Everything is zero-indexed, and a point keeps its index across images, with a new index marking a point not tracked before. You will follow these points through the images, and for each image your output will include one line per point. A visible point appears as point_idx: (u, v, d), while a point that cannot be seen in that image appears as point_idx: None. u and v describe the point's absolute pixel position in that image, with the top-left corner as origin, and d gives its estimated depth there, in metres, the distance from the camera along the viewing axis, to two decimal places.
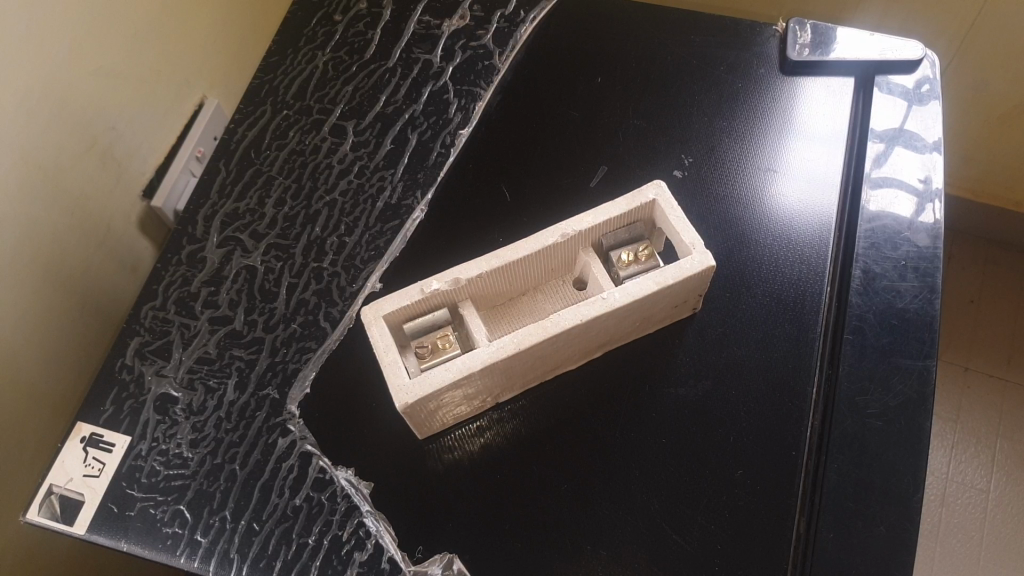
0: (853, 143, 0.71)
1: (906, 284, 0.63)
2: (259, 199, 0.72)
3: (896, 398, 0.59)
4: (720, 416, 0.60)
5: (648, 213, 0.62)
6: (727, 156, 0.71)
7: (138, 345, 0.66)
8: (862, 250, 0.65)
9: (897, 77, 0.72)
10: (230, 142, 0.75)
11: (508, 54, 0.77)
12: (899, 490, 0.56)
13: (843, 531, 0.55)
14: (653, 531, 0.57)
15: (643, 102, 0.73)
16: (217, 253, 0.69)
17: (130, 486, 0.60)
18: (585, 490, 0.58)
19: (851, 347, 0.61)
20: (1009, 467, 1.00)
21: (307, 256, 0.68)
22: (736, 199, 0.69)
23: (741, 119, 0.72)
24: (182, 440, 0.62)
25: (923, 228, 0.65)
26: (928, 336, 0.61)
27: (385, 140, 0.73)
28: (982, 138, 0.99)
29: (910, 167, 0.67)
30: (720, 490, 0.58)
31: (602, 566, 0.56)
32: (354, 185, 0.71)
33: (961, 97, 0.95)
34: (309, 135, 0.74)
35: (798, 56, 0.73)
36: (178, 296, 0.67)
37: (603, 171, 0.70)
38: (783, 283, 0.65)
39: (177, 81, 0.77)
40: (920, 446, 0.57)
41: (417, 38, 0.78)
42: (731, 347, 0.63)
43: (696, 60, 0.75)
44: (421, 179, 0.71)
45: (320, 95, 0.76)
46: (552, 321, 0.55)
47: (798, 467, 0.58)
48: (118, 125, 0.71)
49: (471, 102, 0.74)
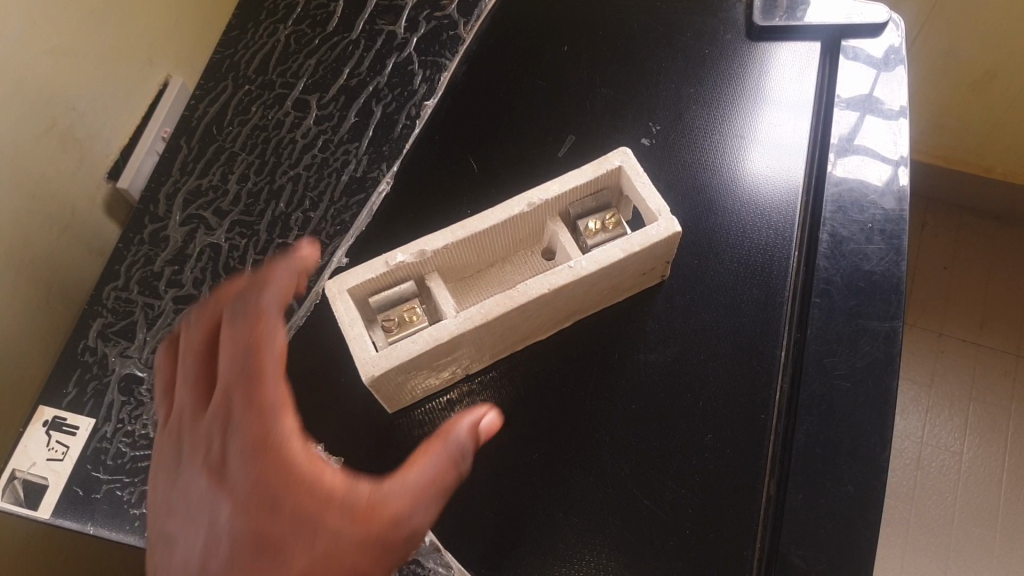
0: (820, 109, 0.71)
1: (872, 246, 0.63)
2: (222, 175, 0.70)
3: (862, 358, 0.59)
4: (689, 381, 0.61)
5: (614, 180, 0.61)
6: (694, 125, 0.70)
7: (101, 326, 0.64)
8: (829, 214, 0.65)
9: (863, 43, 0.71)
10: (192, 118, 0.73)
11: (474, 23, 0.75)
12: (866, 449, 0.56)
13: (813, 490, 0.55)
14: (624, 497, 0.57)
15: (611, 71, 0.73)
16: (180, 232, 0.68)
17: (95, 469, 0.59)
18: (556, 459, 0.58)
19: (818, 310, 0.61)
20: (982, 429, 1.02)
21: (271, 233, 0.67)
22: (704, 167, 0.68)
23: (708, 85, 0.72)
24: (148, 421, 0.61)
25: (890, 192, 0.65)
26: (894, 299, 0.61)
27: (349, 113, 0.72)
28: (950, 104, 0.99)
29: (878, 132, 0.67)
30: (690, 455, 0.58)
31: (573, 533, 0.56)
32: (318, 160, 0.70)
33: (931, 63, 0.95)
34: (271, 110, 0.73)
35: (765, 21, 0.73)
36: (141, 276, 0.66)
37: (570, 141, 0.69)
38: (752, 247, 0.65)
39: (139, 57, 0.75)
40: (887, 405, 0.57)
41: (381, 9, 0.77)
42: (699, 313, 0.63)
43: (664, 27, 0.75)
44: (386, 151, 0.70)
45: (283, 69, 0.75)
46: (519, 290, 0.54)
47: (767, 429, 0.59)
48: (79, 106, 0.69)
49: (436, 73, 0.73)
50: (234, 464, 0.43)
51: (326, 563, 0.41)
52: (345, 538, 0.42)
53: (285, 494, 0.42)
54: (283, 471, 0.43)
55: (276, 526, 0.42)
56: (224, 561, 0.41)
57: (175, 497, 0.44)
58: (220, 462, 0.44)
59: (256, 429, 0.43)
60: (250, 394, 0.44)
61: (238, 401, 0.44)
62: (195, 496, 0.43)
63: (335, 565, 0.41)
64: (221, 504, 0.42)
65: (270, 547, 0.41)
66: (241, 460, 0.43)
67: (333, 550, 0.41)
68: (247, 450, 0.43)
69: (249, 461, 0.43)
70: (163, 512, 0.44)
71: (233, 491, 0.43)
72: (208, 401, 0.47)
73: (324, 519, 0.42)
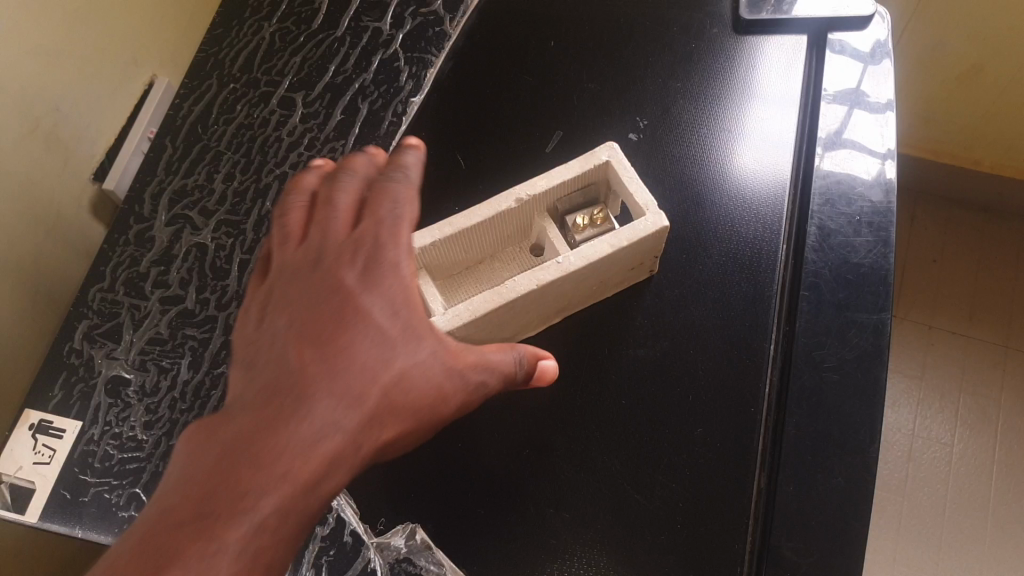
0: (807, 103, 0.71)
1: (860, 239, 0.63)
2: (207, 174, 0.70)
3: (851, 351, 0.59)
4: (679, 375, 0.61)
5: (602, 175, 0.60)
6: (707, 93, 0.71)
7: (87, 328, 0.64)
8: (817, 207, 0.65)
9: (850, 36, 0.71)
10: (177, 117, 0.73)
11: (460, 19, 0.75)
12: (856, 441, 0.56)
13: (803, 483, 0.56)
14: (615, 492, 0.57)
15: (598, 66, 0.72)
16: (166, 232, 0.67)
17: (83, 472, 0.59)
18: (547, 455, 0.58)
19: (807, 303, 0.61)
20: (973, 420, 1.02)
21: (258, 231, 0.67)
22: (707, 141, 0.69)
23: (695, 80, 0.72)
24: (135, 422, 0.60)
25: (877, 184, 0.65)
26: (882, 291, 0.61)
27: (335, 110, 0.72)
28: (937, 96, 0.99)
29: (865, 125, 0.67)
30: (681, 450, 0.58)
31: (564, 529, 0.56)
32: (304, 158, 0.70)
33: (918, 56, 0.95)
34: (257, 109, 0.72)
35: (751, 15, 0.73)
36: (127, 277, 0.66)
37: (558, 137, 0.69)
38: (762, 206, 0.66)
39: (123, 56, 0.74)
40: (876, 397, 0.58)
41: (366, 5, 0.76)
42: (689, 307, 0.63)
43: (651, 21, 0.75)
44: (372, 149, 0.70)
45: (268, 67, 0.74)
46: (508, 286, 0.54)
47: (757, 423, 0.59)
48: (63, 106, 0.68)
49: (422, 69, 0.73)
50: (361, 269, 0.38)
51: (400, 391, 0.37)
52: (428, 380, 0.38)
53: (391, 320, 0.37)
54: (409, 291, 0.39)
55: (372, 339, 0.36)
56: (316, 339, 0.36)
57: (295, 292, 0.38)
58: (367, 249, 0.39)
59: (387, 249, 0.39)
60: (395, 224, 0.40)
61: (381, 232, 0.40)
62: (311, 273, 0.39)
63: (406, 395, 0.37)
64: (336, 295, 0.37)
65: (361, 359, 0.36)
66: (378, 279, 0.38)
67: (409, 377, 0.37)
68: (376, 258, 0.39)
69: (381, 283, 0.38)
70: (254, 302, 0.39)
71: (354, 296, 0.37)
72: (329, 212, 0.41)
73: (418, 351, 0.38)
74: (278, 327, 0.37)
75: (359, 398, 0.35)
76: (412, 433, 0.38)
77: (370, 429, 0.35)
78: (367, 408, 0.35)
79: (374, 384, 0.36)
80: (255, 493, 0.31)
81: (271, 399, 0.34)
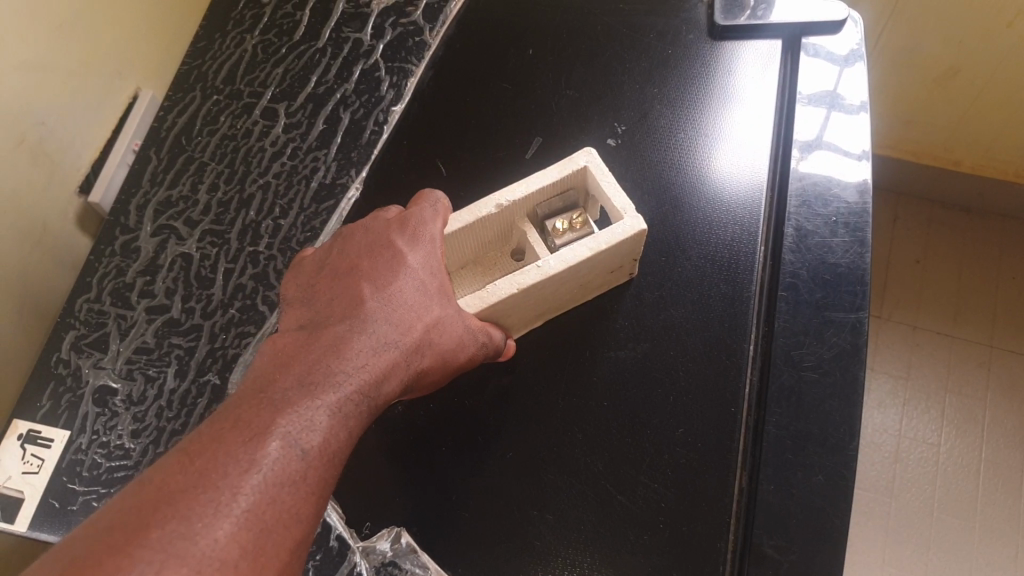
0: (783, 106, 0.72)
1: (836, 239, 0.64)
2: (192, 185, 0.71)
3: (830, 349, 0.60)
4: (659, 377, 0.61)
5: (580, 180, 0.61)
6: (687, 91, 0.73)
7: (74, 338, 0.65)
8: (794, 208, 0.66)
9: (823, 40, 0.73)
10: (161, 130, 0.74)
11: (440, 29, 0.76)
12: (835, 439, 0.57)
13: (783, 482, 0.56)
14: (598, 493, 0.58)
15: (576, 73, 0.74)
16: (151, 242, 0.68)
17: (71, 481, 0.59)
18: (530, 457, 0.59)
19: (785, 303, 0.62)
20: (959, 419, 1.03)
21: (243, 241, 0.68)
22: (685, 140, 0.71)
23: (671, 85, 0.73)
24: (123, 431, 0.61)
25: (853, 185, 0.66)
26: (859, 290, 0.62)
27: (317, 120, 0.73)
28: (915, 98, 1.01)
29: (840, 127, 0.68)
30: (662, 450, 0.59)
31: (548, 531, 0.57)
32: (287, 168, 0.71)
33: (895, 59, 0.97)
34: (240, 120, 0.73)
35: (725, 21, 0.74)
36: (113, 287, 0.66)
37: (537, 143, 0.70)
38: (740, 196, 0.68)
39: (108, 68, 0.75)
40: (855, 395, 0.58)
41: (346, 17, 0.77)
42: (668, 309, 0.64)
43: (628, 28, 0.76)
44: (355, 157, 0.71)
45: (250, 79, 0.75)
46: (490, 290, 0.54)
47: (738, 423, 0.59)
48: (48, 119, 0.69)
49: (403, 79, 0.74)
50: (409, 239, 0.52)
51: (436, 335, 0.50)
52: (455, 332, 0.51)
53: (430, 278, 0.51)
54: (440, 268, 0.52)
55: (417, 290, 0.50)
56: (374, 282, 0.49)
57: (357, 253, 0.51)
58: (412, 225, 0.52)
59: (426, 230, 0.52)
60: (435, 212, 0.54)
61: (423, 221, 0.53)
62: (367, 239, 0.52)
63: (441, 338, 0.50)
64: (391, 254, 0.51)
65: (409, 303, 0.49)
66: (420, 248, 0.51)
67: (443, 326, 0.50)
68: (419, 233, 0.52)
69: (421, 250, 0.51)
70: (321, 255, 0.53)
71: (403, 256, 0.50)
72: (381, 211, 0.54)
73: (449, 307, 0.51)
74: (344, 274, 0.50)
75: (409, 328, 0.48)
76: (440, 370, 0.51)
77: (415, 353, 0.48)
78: (415, 337, 0.48)
79: (419, 321, 0.49)
80: (346, 370, 0.45)
81: (347, 318, 0.47)
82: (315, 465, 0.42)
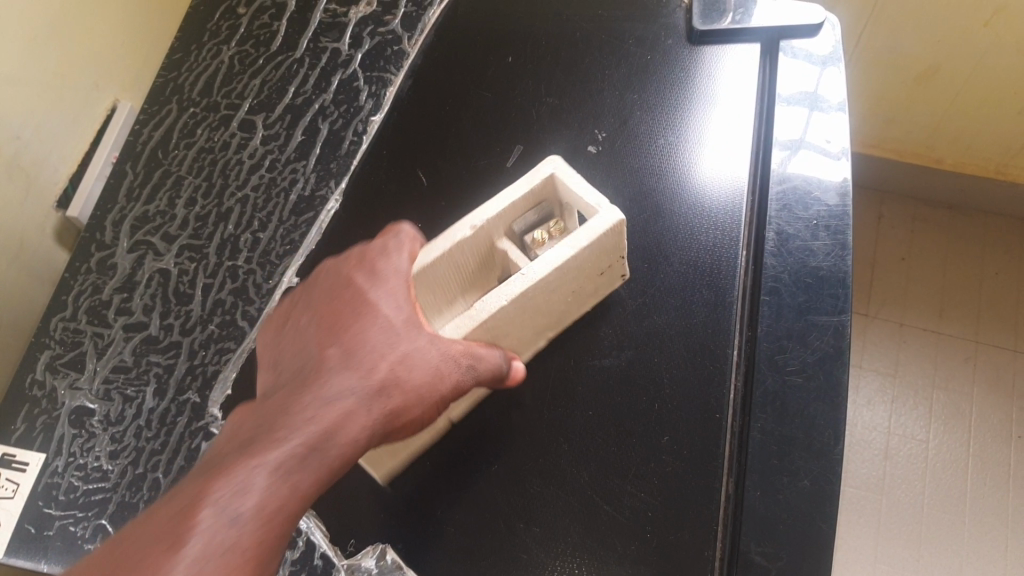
0: (763, 110, 0.72)
1: (818, 242, 0.64)
2: (169, 200, 0.70)
3: (813, 353, 0.60)
4: (644, 385, 0.61)
5: (551, 190, 0.61)
6: (665, 107, 0.72)
7: (50, 358, 0.63)
8: (775, 212, 0.66)
9: (801, 43, 0.73)
10: (137, 144, 0.73)
11: (418, 37, 0.75)
12: (820, 442, 0.57)
13: (770, 487, 0.56)
14: (585, 504, 0.57)
15: (555, 80, 0.73)
16: (128, 258, 0.67)
17: (48, 505, 0.58)
18: (516, 469, 0.59)
19: (768, 308, 0.62)
20: (947, 415, 1.03)
21: (221, 255, 0.67)
22: (662, 152, 0.70)
23: (651, 92, 0.73)
24: (100, 453, 0.60)
25: (832, 188, 0.66)
26: (841, 293, 0.62)
27: (295, 132, 0.72)
28: (896, 98, 1.01)
29: (820, 129, 0.68)
30: (648, 458, 0.59)
31: (535, 543, 0.56)
32: (265, 180, 0.70)
33: (876, 60, 0.97)
34: (217, 132, 0.72)
35: (703, 25, 0.74)
36: (89, 305, 0.65)
37: (518, 150, 0.70)
38: (721, 214, 0.67)
39: (84, 82, 0.74)
40: (840, 399, 0.58)
41: (324, 27, 0.76)
42: (652, 315, 0.64)
43: (606, 34, 0.76)
44: (333, 168, 0.70)
45: (227, 90, 0.74)
46: (478, 306, 0.53)
47: (723, 430, 0.59)
48: (22, 136, 0.68)
49: (381, 88, 0.73)
50: (369, 275, 0.50)
51: (404, 370, 0.46)
52: (428, 363, 0.47)
53: (395, 313, 0.48)
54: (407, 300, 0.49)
55: (379, 328, 0.47)
56: (338, 326, 0.48)
57: (322, 296, 0.51)
58: (374, 260, 0.51)
59: (387, 262, 0.51)
60: (399, 244, 0.52)
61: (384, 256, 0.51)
62: (331, 281, 0.51)
63: (411, 374, 0.46)
64: (353, 294, 0.49)
65: (370, 342, 0.47)
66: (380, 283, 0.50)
67: (411, 361, 0.47)
68: (380, 268, 0.51)
69: (383, 284, 0.50)
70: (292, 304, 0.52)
71: (365, 294, 0.49)
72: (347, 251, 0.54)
73: (419, 339, 0.48)
74: (313, 320, 0.50)
75: (371, 369, 0.46)
76: (420, 406, 0.47)
77: (380, 395, 0.45)
78: (376, 379, 0.45)
79: (381, 361, 0.46)
80: (299, 420, 0.43)
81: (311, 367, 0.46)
82: (270, 511, 0.40)
